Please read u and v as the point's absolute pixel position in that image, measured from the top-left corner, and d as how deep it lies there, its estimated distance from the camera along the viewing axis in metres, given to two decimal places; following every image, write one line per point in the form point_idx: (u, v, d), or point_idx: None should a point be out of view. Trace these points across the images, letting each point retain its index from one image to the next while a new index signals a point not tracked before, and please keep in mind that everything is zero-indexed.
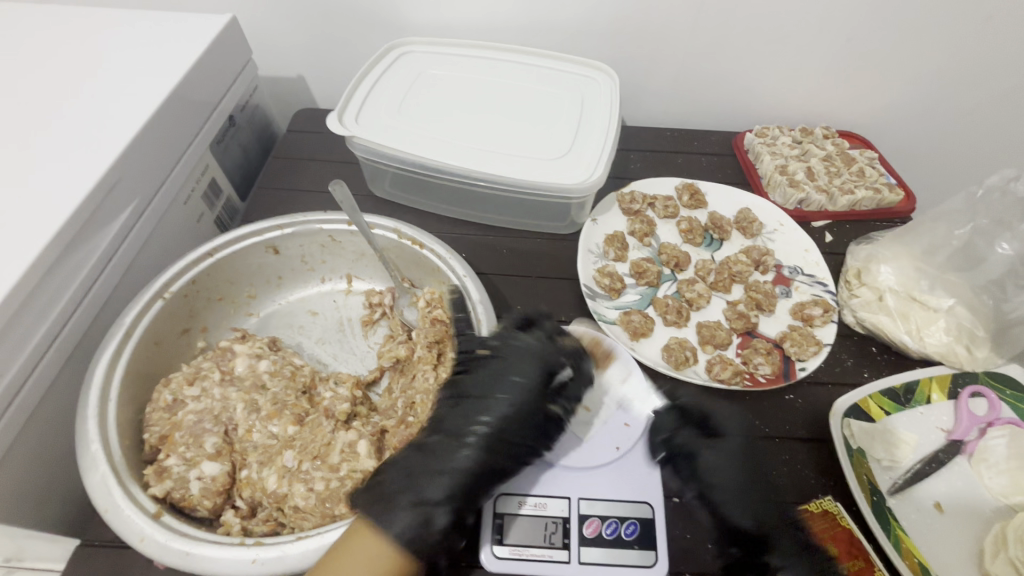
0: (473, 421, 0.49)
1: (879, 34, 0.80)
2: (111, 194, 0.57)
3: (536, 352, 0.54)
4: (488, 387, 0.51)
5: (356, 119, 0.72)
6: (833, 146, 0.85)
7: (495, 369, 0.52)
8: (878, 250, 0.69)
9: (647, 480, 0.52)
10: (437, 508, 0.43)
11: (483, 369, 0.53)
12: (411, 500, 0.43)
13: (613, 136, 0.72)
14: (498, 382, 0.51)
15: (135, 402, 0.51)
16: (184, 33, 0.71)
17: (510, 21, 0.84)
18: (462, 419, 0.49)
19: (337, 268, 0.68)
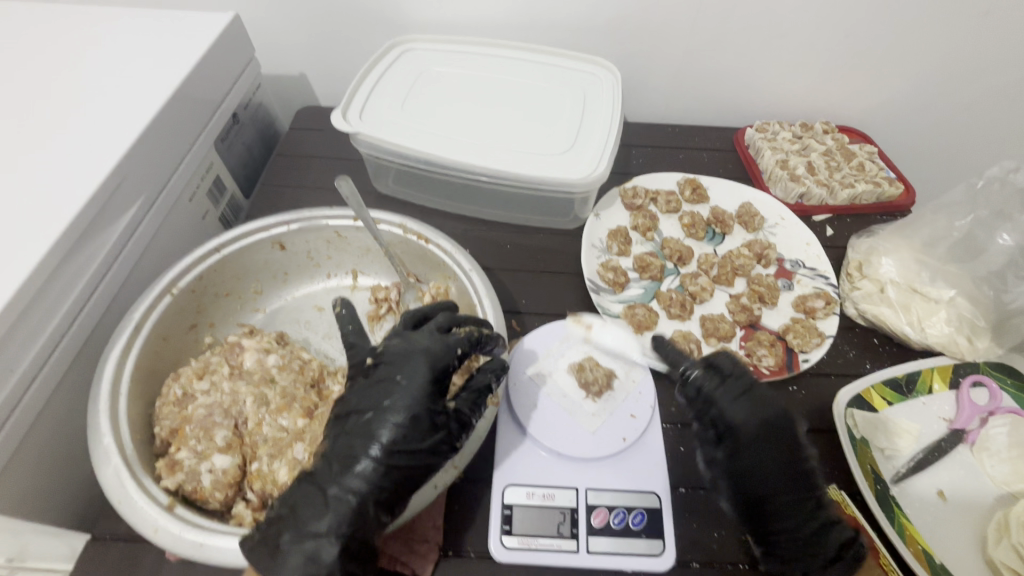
0: (368, 436, 0.44)
1: (877, 30, 0.80)
2: (118, 191, 0.57)
3: (427, 353, 0.48)
4: (381, 396, 0.46)
5: (360, 116, 0.72)
6: (832, 141, 0.86)
7: (388, 378, 0.47)
8: (879, 243, 0.70)
9: (652, 471, 0.53)
10: (326, 538, 0.41)
11: (378, 377, 0.48)
12: (304, 532, 0.41)
13: (616, 132, 0.72)
14: (389, 390, 0.46)
15: (144, 397, 0.51)
16: (187, 31, 0.71)
17: (512, 18, 0.84)
18: (360, 433, 0.45)
19: (342, 264, 0.68)
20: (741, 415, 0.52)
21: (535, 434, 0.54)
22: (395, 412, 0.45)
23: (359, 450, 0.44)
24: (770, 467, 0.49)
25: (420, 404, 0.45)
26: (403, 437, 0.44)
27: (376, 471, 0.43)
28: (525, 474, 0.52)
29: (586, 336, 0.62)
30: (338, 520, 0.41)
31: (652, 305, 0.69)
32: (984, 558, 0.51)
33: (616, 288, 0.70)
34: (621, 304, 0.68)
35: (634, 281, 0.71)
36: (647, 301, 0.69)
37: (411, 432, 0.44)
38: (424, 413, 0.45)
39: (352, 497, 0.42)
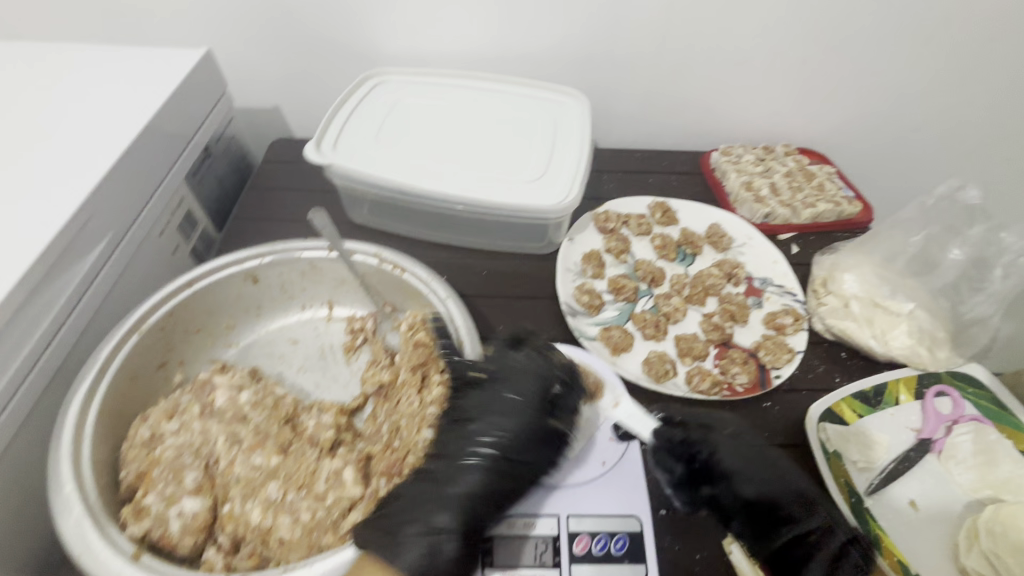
0: (455, 460, 0.49)
1: (828, 58, 0.85)
2: (86, 227, 0.56)
3: (508, 384, 0.54)
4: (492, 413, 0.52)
5: (333, 148, 0.73)
6: (793, 162, 0.90)
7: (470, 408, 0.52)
8: (842, 259, 0.72)
9: (631, 495, 0.53)
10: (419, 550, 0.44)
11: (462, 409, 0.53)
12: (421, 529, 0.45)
13: (586, 159, 0.74)
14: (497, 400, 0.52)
15: (110, 440, 0.50)
16: (158, 67, 0.72)
17: (483, 51, 0.87)
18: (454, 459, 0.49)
19: (317, 295, 0.67)
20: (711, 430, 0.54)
21: None
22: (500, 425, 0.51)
23: (451, 472, 0.48)
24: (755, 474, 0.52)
25: (506, 428, 0.51)
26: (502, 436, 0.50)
27: (487, 471, 0.48)
28: None
29: (565, 359, 0.63)
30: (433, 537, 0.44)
31: (627, 327, 0.70)
32: (957, 567, 0.52)
33: (591, 311, 0.71)
34: (597, 327, 0.69)
35: (609, 303, 0.72)
36: (622, 323, 0.70)
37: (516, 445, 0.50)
38: (515, 433, 0.51)
39: (450, 516, 0.46)
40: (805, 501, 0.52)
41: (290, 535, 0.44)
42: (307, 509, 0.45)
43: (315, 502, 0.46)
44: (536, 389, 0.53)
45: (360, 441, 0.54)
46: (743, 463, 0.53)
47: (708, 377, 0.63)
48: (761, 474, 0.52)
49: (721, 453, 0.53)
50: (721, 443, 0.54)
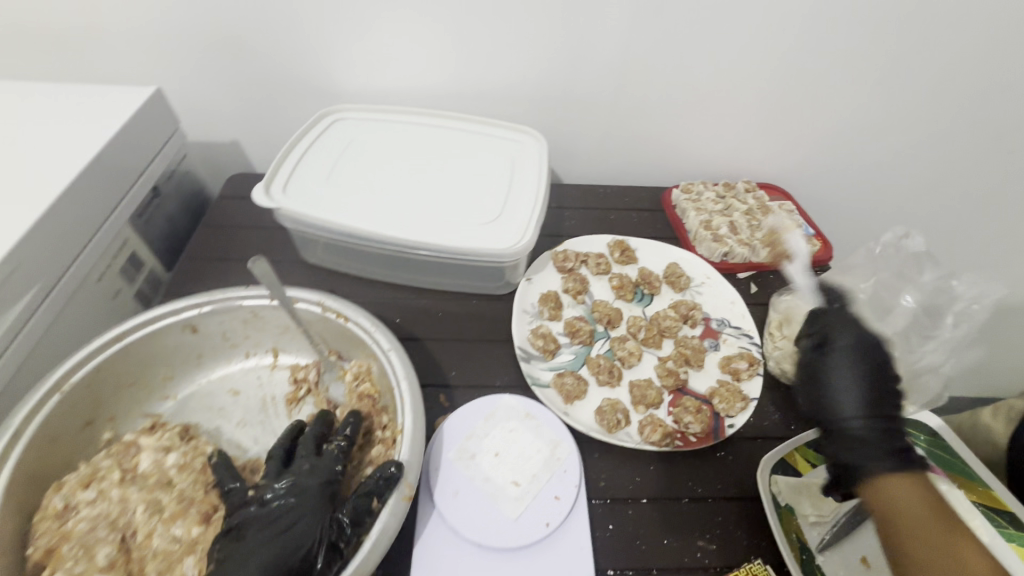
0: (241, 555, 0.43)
1: (783, 97, 0.86)
2: (11, 279, 0.54)
3: (314, 470, 0.49)
4: (259, 522, 0.45)
5: (283, 189, 0.72)
6: (754, 199, 0.90)
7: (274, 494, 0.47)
8: (797, 301, 0.71)
9: (576, 558, 0.51)
10: None
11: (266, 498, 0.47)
12: None
13: (541, 200, 0.74)
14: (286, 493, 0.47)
15: (21, 510, 0.47)
16: (103, 107, 0.70)
17: (442, 89, 0.87)
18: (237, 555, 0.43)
19: (261, 342, 0.65)
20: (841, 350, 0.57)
21: (456, 525, 0.52)
22: (276, 527, 0.45)
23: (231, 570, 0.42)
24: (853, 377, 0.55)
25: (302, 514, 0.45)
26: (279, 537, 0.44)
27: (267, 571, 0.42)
28: (444, 568, 0.50)
29: (512, 412, 0.61)
30: None
31: (581, 372, 0.68)
32: None
33: (545, 355, 0.69)
34: (551, 372, 0.68)
35: (565, 347, 0.71)
36: (577, 368, 0.69)
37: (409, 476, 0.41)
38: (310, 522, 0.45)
39: None
40: (873, 409, 0.53)
41: None
42: None
43: None
44: (316, 476, 0.48)
45: None
46: (845, 370, 0.55)
47: (660, 428, 0.61)
48: (862, 391, 0.54)
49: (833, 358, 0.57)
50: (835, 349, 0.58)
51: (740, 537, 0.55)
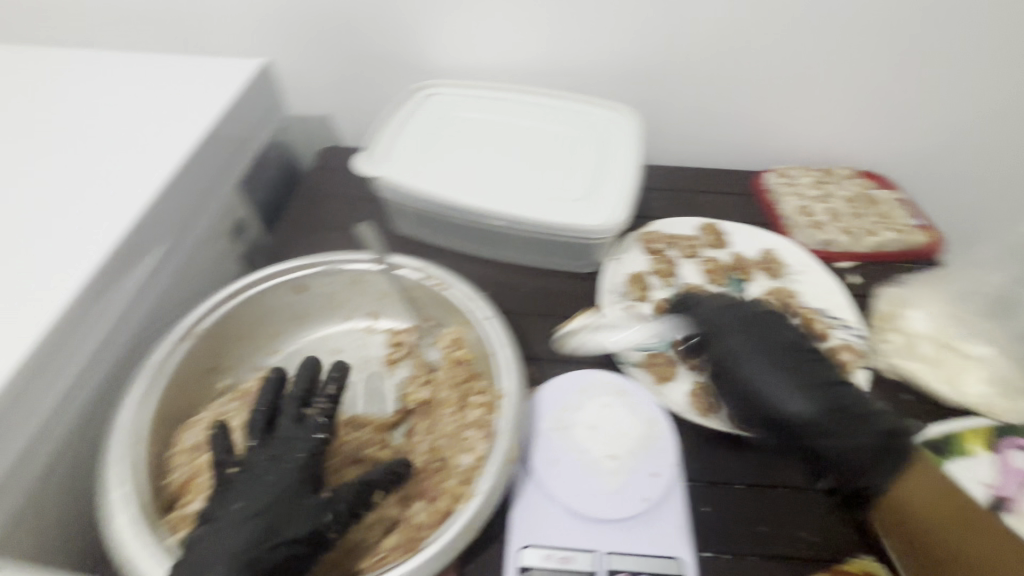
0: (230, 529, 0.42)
1: (897, 78, 0.80)
2: (148, 231, 0.58)
3: (295, 445, 0.46)
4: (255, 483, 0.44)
5: (382, 160, 0.74)
6: (855, 187, 0.86)
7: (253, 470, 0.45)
8: (909, 295, 0.68)
9: (672, 534, 0.51)
10: None
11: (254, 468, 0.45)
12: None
13: (635, 179, 0.72)
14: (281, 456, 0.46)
15: (160, 443, 0.51)
16: (218, 76, 0.73)
17: (533, 65, 0.86)
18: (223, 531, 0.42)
19: (360, 306, 0.68)
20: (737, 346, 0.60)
21: (552, 492, 0.52)
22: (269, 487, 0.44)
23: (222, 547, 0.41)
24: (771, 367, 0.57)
25: (284, 496, 0.43)
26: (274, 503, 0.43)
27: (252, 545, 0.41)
28: (541, 532, 0.51)
29: (606, 387, 0.60)
30: None
31: (673, 354, 0.67)
32: None
33: None
34: (642, 352, 0.67)
35: None
36: (667, 350, 0.67)
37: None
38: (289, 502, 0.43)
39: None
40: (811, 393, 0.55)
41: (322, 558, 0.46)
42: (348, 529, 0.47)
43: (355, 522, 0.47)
44: (300, 457, 0.46)
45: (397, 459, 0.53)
46: (762, 366, 0.57)
47: None
48: (795, 385, 0.55)
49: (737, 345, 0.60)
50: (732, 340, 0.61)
51: (840, 529, 0.54)
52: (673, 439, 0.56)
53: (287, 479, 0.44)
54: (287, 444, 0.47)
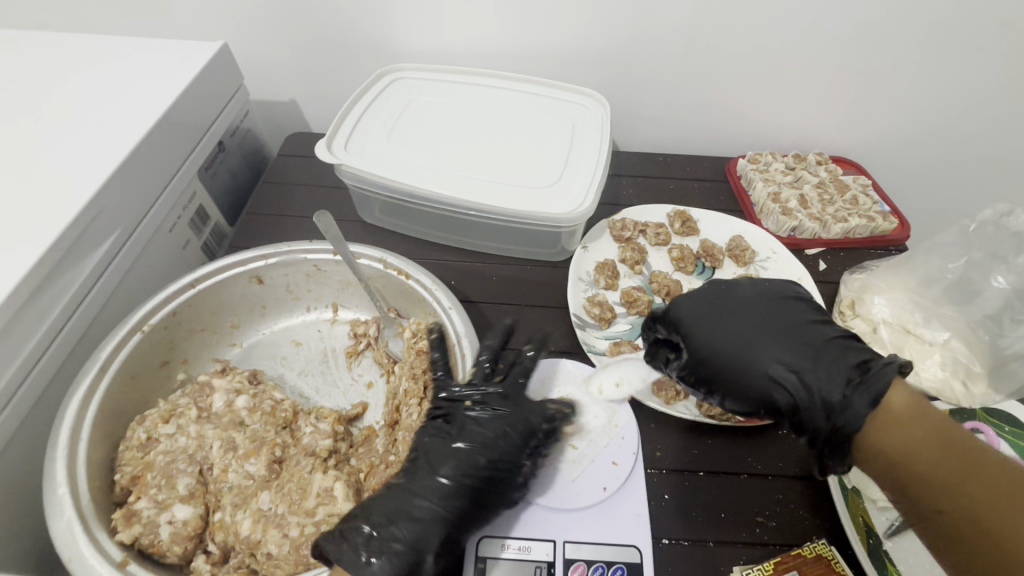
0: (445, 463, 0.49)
1: (870, 62, 0.79)
2: (95, 222, 0.56)
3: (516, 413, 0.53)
4: (441, 449, 0.50)
5: (344, 147, 0.72)
6: (826, 172, 0.85)
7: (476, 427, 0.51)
8: (873, 281, 0.68)
9: (633, 523, 0.51)
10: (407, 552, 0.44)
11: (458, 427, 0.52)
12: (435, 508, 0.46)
13: (603, 165, 0.71)
14: (478, 435, 0.51)
15: (106, 440, 0.50)
16: (173, 60, 0.70)
17: (502, 48, 0.84)
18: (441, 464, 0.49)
19: (322, 297, 0.67)
20: (693, 326, 0.56)
21: None
22: (459, 467, 0.48)
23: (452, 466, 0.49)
24: (728, 340, 0.53)
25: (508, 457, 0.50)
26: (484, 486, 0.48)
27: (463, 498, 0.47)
28: (502, 524, 0.51)
29: (570, 377, 0.62)
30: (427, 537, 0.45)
31: (638, 342, 0.67)
32: None
33: (601, 324, 0.68)
34: (607, 341, 0.67)
35: (621, 317, 0.70)
36: (633, 338, 0.68)
37: (726, 351, 0.53)
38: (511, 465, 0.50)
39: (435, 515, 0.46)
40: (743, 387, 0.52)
41: (278, 551, 0.43)
42: (295, 525, 0.44)
43: (304, 518, 0.45)
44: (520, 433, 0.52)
45: (355, 455, 0.53)
46: (717, 333, 0.54)
47: None
48: (726, 342, 0.53)
49: (765, 396, 0.51)
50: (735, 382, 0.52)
51: (800, 515, 0.53)
52: (633, 436, 0.57)
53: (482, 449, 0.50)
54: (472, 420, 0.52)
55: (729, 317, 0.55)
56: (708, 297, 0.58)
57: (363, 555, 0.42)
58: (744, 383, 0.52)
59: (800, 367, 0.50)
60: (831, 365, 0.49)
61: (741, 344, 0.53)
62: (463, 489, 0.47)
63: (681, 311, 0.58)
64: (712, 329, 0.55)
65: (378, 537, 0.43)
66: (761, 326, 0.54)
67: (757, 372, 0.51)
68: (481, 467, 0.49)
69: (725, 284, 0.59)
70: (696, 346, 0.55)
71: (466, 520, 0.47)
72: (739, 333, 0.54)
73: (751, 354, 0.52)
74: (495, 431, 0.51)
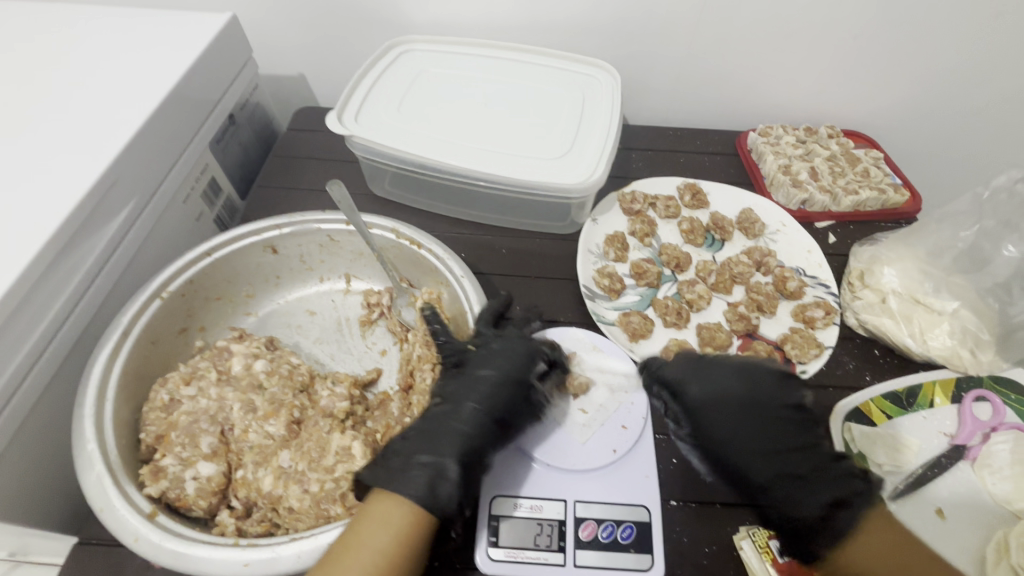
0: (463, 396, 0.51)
1: (888, 32, 0.77)
2: (111, 192, 0.56)
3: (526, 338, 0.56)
4: (464, 383, 0.53)
5: (355, 119, 0.72)
6: (837, 145, 0.85)
7: (484, 359, 0.54)
8: (882, 252, 0.68)
9: (642, 484, 0.52)
10: (439, 461, 0.46)
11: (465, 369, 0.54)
12: (460, 430, 0.48)
13: (613, 136, 0.71)
14: (488, 363, 0.54)
15: (131, 402, 0.51)
16: (183, 32, 0.70)
17: (510, 20, 0.83)
18: (459, 397, 0.51)
19: (335, 268, 0.68)
20: (707, 414, 0.54)
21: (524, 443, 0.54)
22: (482, 395, 0.51)
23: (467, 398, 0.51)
24: (739, 441, 0.53)
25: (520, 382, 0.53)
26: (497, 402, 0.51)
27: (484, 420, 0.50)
28: (511, 482, 0.52)
29: (580, 344, 0.62)
30: (457, 449, 0.47)
31: (647, 312, 0.68)
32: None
33: (610, 295, 0.68)
34: (616, 311, 0.68)
35: (630, 288, 0.70)
36: (643, 308, 0.68)
37: (723, 447, 0.53)
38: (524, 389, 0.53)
39: (465, 435, 0.48)
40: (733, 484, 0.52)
41: (299, 505, 0.45)
42: (315, 480, 0.46)
43: (324, 474, 0.46)
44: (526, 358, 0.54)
45: (371, 418, 0.54)
46: (725, 421, 0.54)
47: None
48: (732, 439, 0.53)
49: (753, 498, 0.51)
50: (725, 479, 0.52)
51: None
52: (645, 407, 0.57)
53: (492, 376, 0.53)
54: (480, 352, 0.55)
55: (732, 404, 0.54)
56: (712, 377, 0.56)
57: (396, 471, 0.45)
58: (725, 466, 0.52)
59: (789, 476, 0.50)
60: (811, 495, 0.49)
61: (745, 445, 0.52)
62: (486, 411, 0.50)
63: (694, 397, 0.55)
64: (713, 411, 0.54)
65: (412, 458, 0.46)
66: (764, 423, 0.53)
67: (757, 472, 0.51)
68: (496, 388, 0.52)
69: (737, 363, 0.57)
70: (699, 429, 0.54)
71: (489, 440, 0.49)
72: (728, 416, 0.54)
73: (748, 459, 0.52)
74: (506, 356, 0.54)
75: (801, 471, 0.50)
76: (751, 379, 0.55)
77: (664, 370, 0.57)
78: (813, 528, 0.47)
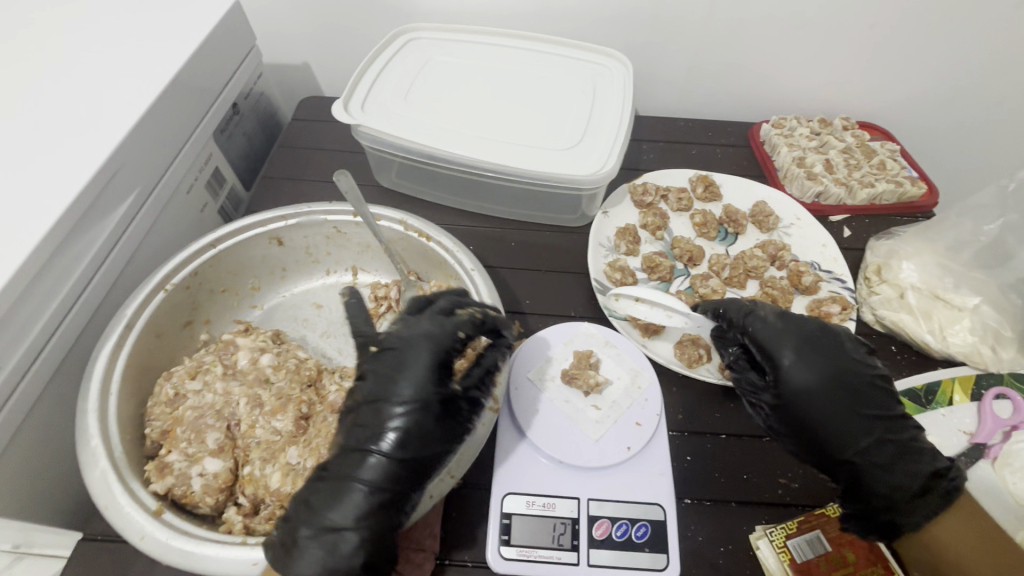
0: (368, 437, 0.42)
1: (906, 21, 0.76)
2: (113, 181, 0.55)
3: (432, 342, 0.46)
4: (366, 415, 0.44)
5: (361, 108, 0.70)
6: (853, 137, 0.83)
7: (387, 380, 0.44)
8: (900, 247, 0.67)
9: (657, 482, 0.51)
10: (342, 531, 0.39)
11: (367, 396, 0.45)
12: (359, 486, 0.40)
13: (626, 127, 0.69)
14: (391, 386, 0.44)
15: (135, 396, 0.50)
16: (185, 17, 0.68)
17: (519, 8, 0.81)
18: (362, 437, 0.42)
19: (342, 260, 0.67)
20: (807, 383, 0.48)
21: (536, 440, 0.53)
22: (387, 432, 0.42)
23: (370, 439, 0.42)
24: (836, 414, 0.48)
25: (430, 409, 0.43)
26: (412, 439, 0.42)
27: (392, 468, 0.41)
28: (523, 480, 0.51)
29: (591, 340, 0.61)
30: (356, 512, 0.40)
31: None
32: None
33: None
34: None
35: (642, 282, 0.69)
36: None
37: (818, 416, 0.48)
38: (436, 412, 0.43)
39: (368, 492, 0.40)
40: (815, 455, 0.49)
41: None
42: None
43: None
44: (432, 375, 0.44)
45: None
46: (819, 390, 0.48)
47: None
48: (832, 412, 0.47)
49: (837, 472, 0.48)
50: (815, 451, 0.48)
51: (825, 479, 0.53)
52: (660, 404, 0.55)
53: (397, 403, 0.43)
54: (384, 372, 0.45)
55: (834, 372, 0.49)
56: (816, 341, 0.50)
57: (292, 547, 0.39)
58: (809, 437, 0.48)
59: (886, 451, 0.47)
60: (909, 467, 0.46)
61: (845, 413, 0.47)
62: (394, 454, 0.41)
63: (790, 364, 0.49)
64: (814, 377, 0.49)
65: (302, 531, 0.39)
66: (864, 393, 0.48)
67: (853, 447, 0.47)
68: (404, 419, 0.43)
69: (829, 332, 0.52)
70: (790, 396, 0.49)
71: (400, 489, 0.41)
72: (824, 386, 0.48)
73: (843, 432, 0.47)
74: (408, 376, 0.44)
75: (896, 442, 0.47)
76: (837, 345, 0.51)
77: (757, 331, 0.51)
78: (912, 500, 0.45)
